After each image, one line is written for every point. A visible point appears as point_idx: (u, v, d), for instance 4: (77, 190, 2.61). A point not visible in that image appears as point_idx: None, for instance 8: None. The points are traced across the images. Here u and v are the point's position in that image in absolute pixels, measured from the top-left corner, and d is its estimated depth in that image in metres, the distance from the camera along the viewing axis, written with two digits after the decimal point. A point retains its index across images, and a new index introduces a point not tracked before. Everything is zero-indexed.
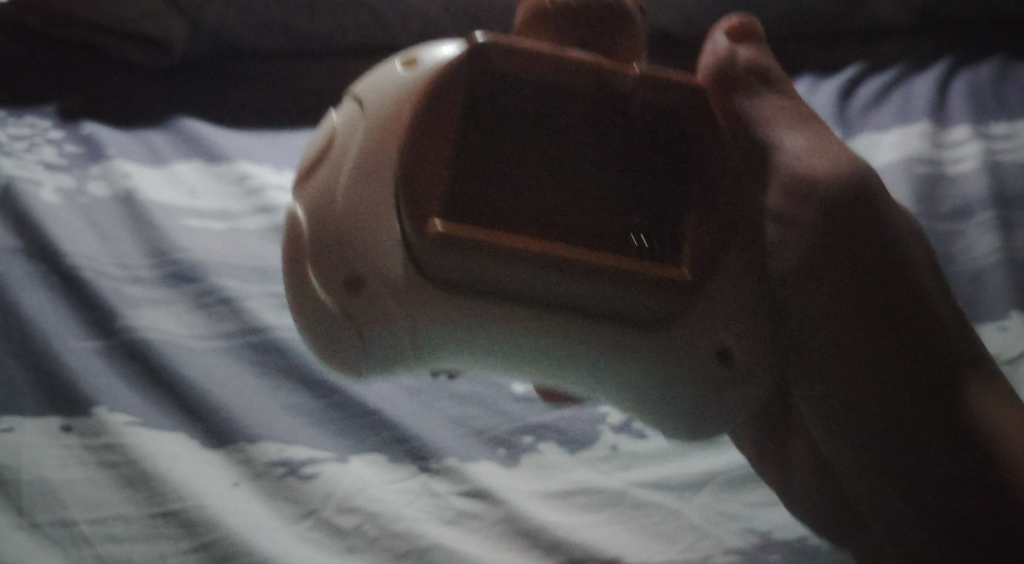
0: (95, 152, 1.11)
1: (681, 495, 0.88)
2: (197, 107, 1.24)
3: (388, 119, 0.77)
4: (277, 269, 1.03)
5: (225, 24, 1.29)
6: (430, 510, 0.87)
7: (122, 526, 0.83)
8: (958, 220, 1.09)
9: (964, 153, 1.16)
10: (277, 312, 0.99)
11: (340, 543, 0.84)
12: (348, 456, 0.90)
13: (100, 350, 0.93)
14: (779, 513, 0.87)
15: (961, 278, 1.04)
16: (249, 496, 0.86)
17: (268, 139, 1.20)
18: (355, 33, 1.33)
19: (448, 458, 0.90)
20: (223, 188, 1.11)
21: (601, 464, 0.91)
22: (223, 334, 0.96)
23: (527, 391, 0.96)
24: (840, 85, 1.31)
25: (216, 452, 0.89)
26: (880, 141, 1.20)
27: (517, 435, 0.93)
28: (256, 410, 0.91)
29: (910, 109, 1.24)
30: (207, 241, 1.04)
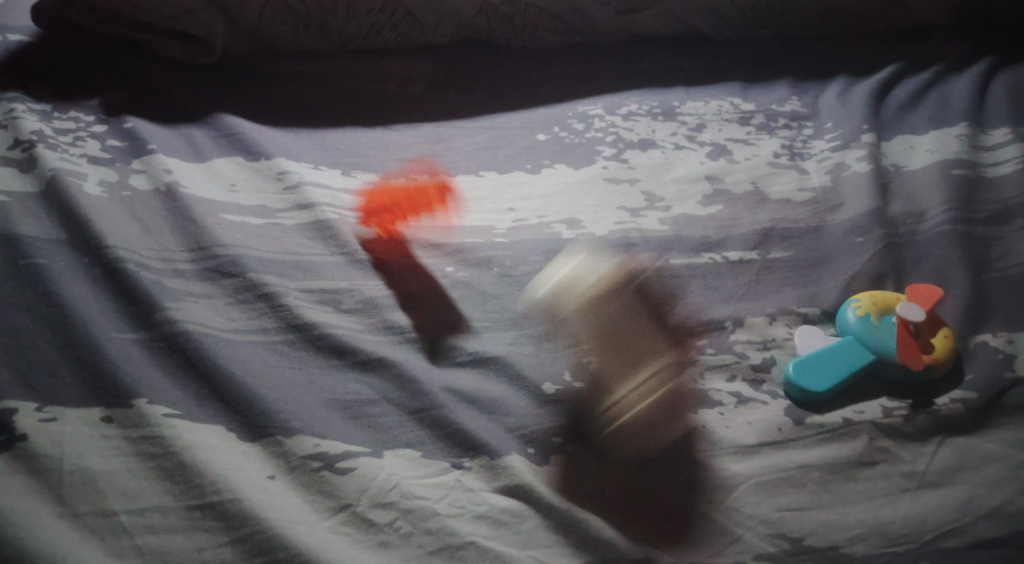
0: (136, 147, 1.13)
1: (711, 498, 0.89)
2: (237, 102, 1.26)
3: None
4: (313, 264, 1.05)
5: (263, 20, 1.32)
6: (463, 506, 0.88)
7: (161, 517, 0.85)
8: (995, 226, 1.13)
9: (1003, 158, 1.22)
10: (315, 308, 1.01)
11: (374, 538, 0.86)
12: (382, 450, 0.91)
13: (141, 342, 0.95)
14: (810, 518, 0.88)
15: (994, 284, 1.06)
16: (285, 488, 0.88)
17: (304, 135, 1.23)
18: (391, 31, 1.37)
19: (480, 455, 0.91)
20: (262, 183, 1.13)
21: (631, 465, 0.92)
22: (261, 328, 0.98)
23: (557, 391, 0.96)
24: (879, 84, 1.35)
25: (251, 445, 0.90)
26: (915, 145, 1.25)
27: (547, 434, 0.93)
28: (293, 403, 0.93)
29: (946, 111, 1.30)
30: (246, 236, 1.06)
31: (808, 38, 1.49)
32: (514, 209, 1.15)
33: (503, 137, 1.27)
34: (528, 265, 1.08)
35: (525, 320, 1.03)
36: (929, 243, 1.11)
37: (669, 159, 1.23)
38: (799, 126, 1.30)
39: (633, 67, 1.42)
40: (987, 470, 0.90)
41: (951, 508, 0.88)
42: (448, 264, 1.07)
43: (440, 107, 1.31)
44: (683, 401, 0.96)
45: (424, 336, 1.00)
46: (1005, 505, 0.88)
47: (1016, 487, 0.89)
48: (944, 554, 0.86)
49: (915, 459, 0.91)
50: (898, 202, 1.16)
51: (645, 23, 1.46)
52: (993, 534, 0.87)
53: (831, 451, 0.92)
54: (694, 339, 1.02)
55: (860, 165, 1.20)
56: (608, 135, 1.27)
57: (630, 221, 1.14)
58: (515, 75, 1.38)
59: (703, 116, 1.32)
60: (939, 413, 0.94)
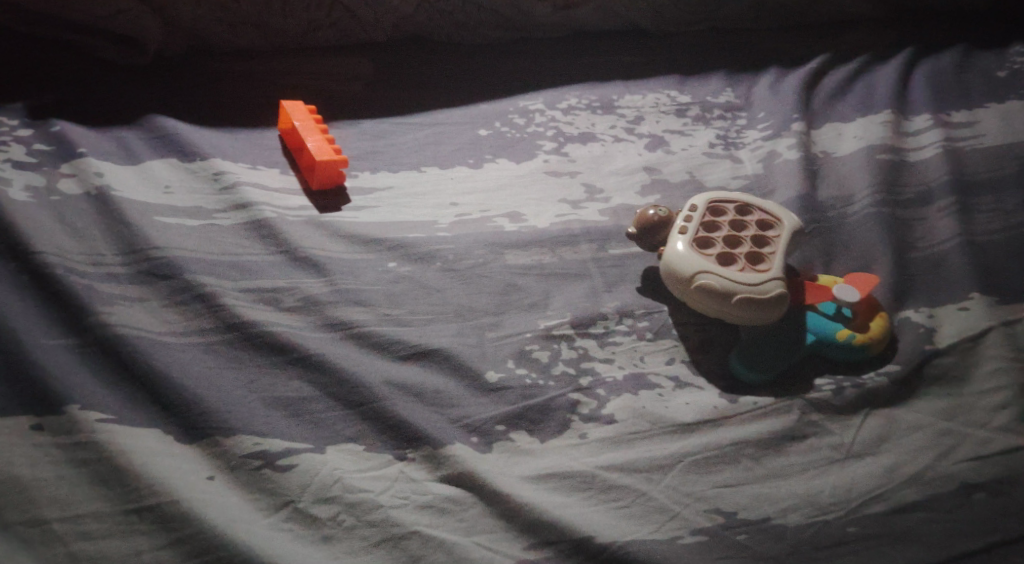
0: (66, 151, 1.12)
1: (649, 478, 0.90)
2: (169, 104, 1.25)
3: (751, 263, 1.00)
4: (250, 263, 1.05)
5: (197, 21, 1.32)
6: (406, 496, 0.89)
7: (96, 523, 0.84)
8: (920, 207, 1.16)
9: (926, 142, 1.25)
10: (252, 307, 1.00)
11: (315, 532, 0.86)
12: (324, 446, 0.91)
13: (72, 347, 0.93)
14: (745, 493, 0.89)
15: (921, 262, 1.09)
16: (226, 488, 0.87)
17: (240, 135, 1.23)
18: (330, 29, 1.38)
19: (424, 446, 0.91)
20: (197, 184, 1.12)
21: (571, 450, 0.92)
22: (198, 330, 0.97)
23: (499, 379, 0.97)
24: (811, 73, 1.38)
25: (189, 446, 0.89)
26: (844, 131, 1.28)
27: (489, 423, 0.94)
28: (232, 404, 0.92)
29: (873, 98, 1.34)
30: (181, 238, 1.05)
31: (739, 32, 1.52)
32: (457, 204, 1.16)
33: (444, 133, 1.28)
34: (470, 259, 1.09)
35: (467, 313, 1.03)
36: (858, 224, 1.13)
37: (609, 151, 1.26)
38: (734, 117, 1.33)
39: (572, 59, 1.44)
40: (912, 438, 0.92)
41: (876, 477, 0.90)
42: (390, 259, 1.08)
43: (378, 104, 1.32)
44: (622, 385, 0.98)
45: (377, 329, 1.00)
46: (927, 471, 0.90)
47: (938, 454, 0.91)
48: (871, 521, 0.87)
49: (843, 431, 0.93)
50: (827, 187, 1.19)
51: (585, 17, 1.47)
52: (916, 499, 0.88)
53: (765, 427, 0.93)
54: (633, 325, 1.03)
55: (790, 153, 1.23)
56: (549, 129, 1.29)
57: (570, 212, 1.16)
58: (455, 71, 1.39)
59: (642, 109, 1.34)
60: (866, 385, 0.96)
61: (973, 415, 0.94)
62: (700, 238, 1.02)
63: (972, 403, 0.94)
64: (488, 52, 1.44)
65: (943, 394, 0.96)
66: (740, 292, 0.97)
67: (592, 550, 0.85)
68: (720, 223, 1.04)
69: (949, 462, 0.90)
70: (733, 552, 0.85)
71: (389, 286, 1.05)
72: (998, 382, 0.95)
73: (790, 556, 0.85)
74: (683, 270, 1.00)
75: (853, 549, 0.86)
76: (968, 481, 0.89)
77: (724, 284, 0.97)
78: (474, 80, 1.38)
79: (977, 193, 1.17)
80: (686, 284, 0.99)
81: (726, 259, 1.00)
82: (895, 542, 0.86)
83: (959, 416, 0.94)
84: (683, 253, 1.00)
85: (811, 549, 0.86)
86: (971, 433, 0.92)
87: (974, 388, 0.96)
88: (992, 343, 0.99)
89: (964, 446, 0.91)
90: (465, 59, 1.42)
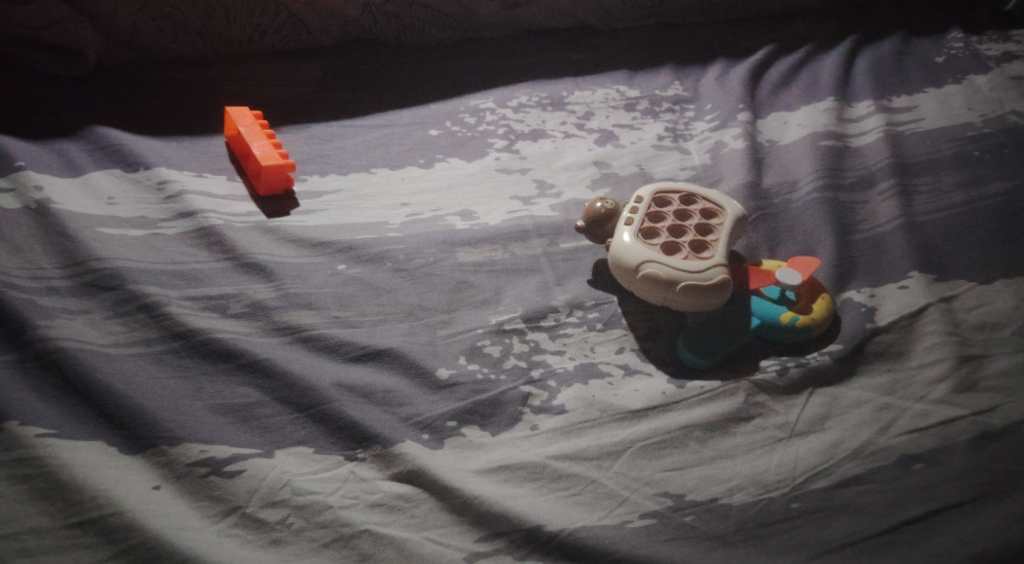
0: (4, 165, 1.11)
1: (599, 465, 0.91)
2: (111, 113, 1.24)
3: (696, 251, 1.01)
4: (197, 271, 1.04)
5: (138, 29, 1.31)
6: (356, 496, 0.88)
7: (37, 539, 0.83)
8: (862, 190, 1.18)
9: (867, 127, 1.27)
10: (200, 315, 1.00)
11: (264, 537, 0.86)
12: (273, 450, 0.91)
13: (12, 364, 0.92)
14: (692, 475, 0.90)
15: (863, 244, 1.10)
16: (172, 497, 0.87)
17: (185, 143, 1.22)
18: (275, 34, 1.38)
19: (374, 446, 0.91)
20: (141, 194, 1.12)
21: (521, 442, 0.93)
22: (144, 340, 0.97)
23: (451, 376, 0.98)
24: (755, 63, 1.40)
25: (134, 457, 0.89)
26: (789, 120, 1.30)
27: (441, 419, 0.94)
28: (179, 412, 0.92)
29: (816, 87, 1.36)
30: (124, 248, 1.04)
31: (687, 26, 1.54)
32: (407, 204, 1.16)
33: (395, 134, 1.28)
34: (422, 258, 1.09)
35: (418, 312, 1.03)
36: (802, 210, 1.15)
37: (559, 147, 1.27)
38: (681, 109, 1.35)
39: (522, 57, 1.45)
40: (853, 414, 0.94)
41: (820, 452, 0.91)
42: (339, 261, 1.08)
43: (326, 108, 1.32)
44: (572, 376, 0.98)
45: (330, 332, 1.00)
46: (867, 445, 0.91)
47: (878, 427, 0.92)
48: (815, 495, 0.89)
49: (788, 411, 0.95)
50: (772, 174, 1.21)
51: (532, 16, 1.48)
52: (857, 472, 0.90)
53: (712, 410, 0.94)
54: (583, 317, 1.04)
55: (736, 142, 1.24)
56: (500, 128, 1.30)
57: (521, 209, 1.16)
58: (403, 72, 1.39)
59: (591, 105, 1.35)
60: (809, 364, 0.97)
61: (913, 388, 0.95)
62: (645, 228, 1.03)
63: (911, 377, 0.96)
64: (437, 52, 1.44)
65: (884, 370, 0.97)
66: (684, 281, 0.98)
67: (541, 539, 0.86)
68: (666, 213, 1.05)
69: (888, 435, 0.92)
70: (682, 533, 0.86)
71: (342, 289, 1.05)
72: (936, 355, 0.97)
73: (737, 535, 0.86)
74: (628, 261, 1.01)
75: (798, 524, 0.87)
76: (907, 452, 0.91)
77: (668, 272, 0.99)
78: (423, 81, 1.38)
79: (917, 175, 1.19)
80: (632, 274, 1.00)
81: (671, 248, 1.01)
82: (838, 515, 0.87)
83: (899, 390, 0.95)
84: (628, 244, 1.01)
85: (757, 526, 0.87)
86: (911, 406, 0.94)
87: (913, 363, 0.97)
88: (931, 319, 1.01)
89: (903, 418, 0.93)
90: (414, 60, 1.42)
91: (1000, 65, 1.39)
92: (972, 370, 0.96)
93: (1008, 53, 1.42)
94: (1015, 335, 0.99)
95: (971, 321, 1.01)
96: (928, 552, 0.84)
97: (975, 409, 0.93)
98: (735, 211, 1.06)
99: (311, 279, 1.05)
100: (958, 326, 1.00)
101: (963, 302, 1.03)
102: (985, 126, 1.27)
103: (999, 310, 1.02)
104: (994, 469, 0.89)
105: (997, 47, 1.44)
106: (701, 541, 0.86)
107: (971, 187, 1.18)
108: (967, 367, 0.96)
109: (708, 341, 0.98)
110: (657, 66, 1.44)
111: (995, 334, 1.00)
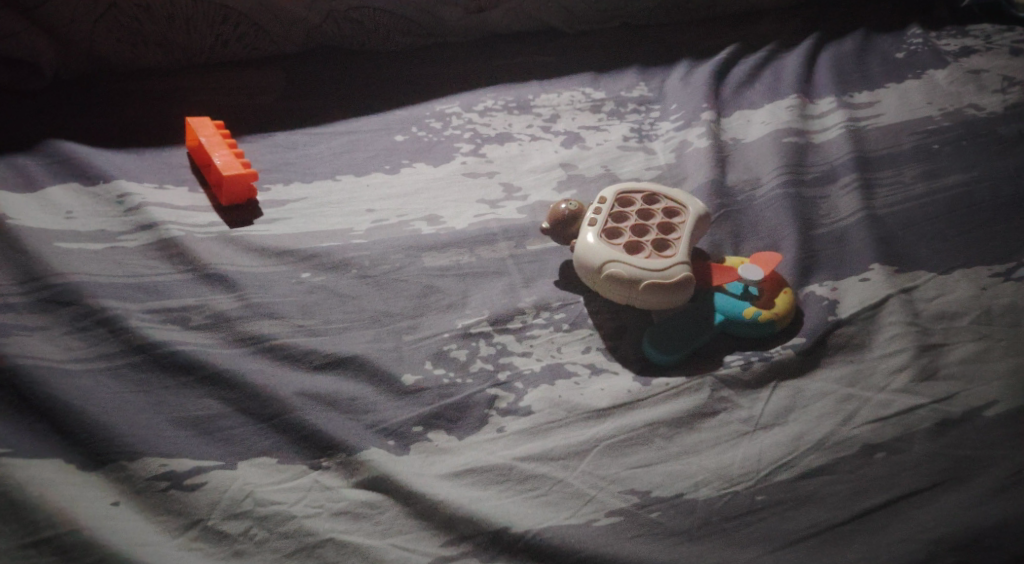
0: None
1: (566, 465, 0.90)
2: (68, 126, 1.22)
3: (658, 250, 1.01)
4: (157, 284, 1.03)
5: (95, 41, 1.30)
6: (320, 504, 0.88)
7: None
8: (824, 185, 1.18)
9: (829, 124, 1.28)
10: (161, 327, 0.99)
11: (226, 549, 0.85)
12: (236, 462, 0.90)
13: None
14: (658, 471, 0.90)
15: (825, 238, 1.11)
16: (131, 513, 0.86)
17: (146, 154, 1.20)
18: (237, 43, 1.37)
19: (339, 454, 0.91)
20: (100, 207, 1.10)
21: (488, 444, 0.92)
22: (104, 355, 0.95)
23: (417, 381, 0.97)
24: (718, 63, 1.40)
25: (92, 473, 0.87)
26: (752, 118, 1.30)
27: (407, 425, 0.94)
28: (139, 426, 0.91)
29: (780, 84, 1.36)
30: (83, 263, 1.03)
31: (652, 28, 1.54)
32: (373, 210, 1.16)
33: (360, 141, 1.27)
34: (387, 264, 1.08)
35: (384, 318, 1.03)
36: (766, 206, 1.15)
37: (526, 150, 1.27)
38: (647, 110, 1.35)
39: (487, 61, 1.44)
40: (816, 406, 0.94)
41: (784, 445, 0.91)
42: (303, 270, 1.07)
43: (289, 116, 1.31)
44: (539, 377, 0.98)
45: (297, 341, 0.99)
46: (830, 436, 0.92)
47: (840, 418, 0.93)
48: (779, 487, 0.89)
49: (752, 405, 0.95)
50: (736, 172, 1.21)
51: (497, 20, 1.48)
52: (820, 463, 0.90)
53: (678, 406, 0.94)
54: (550, 318, 1.03)
55: (700, 141, 1.25)
56: (466, 132, 1.29)
57: (488, 212, 1.16)
58: (368, 78, 1.39)
59: (557, 107, 1.35)
60: (773, 358, 0.97)
61: (875, 378, 0.96)
62: (608, 227, 1.03)
63: (873, 367, 0.96)
64: (403, 57, 1.44)
65: (846, 362, 0.98)
66: (647, 279, 0.98)
67: (507, 540, 0.85)
68: (628, 212, 1.05)
69: (851, 425, 0.92)
70: (648, 530, 0.86)
71: (307, 298, 1.04)
72: (896, 346, 0.98)
73: (702, 530, 0.86)
74: (592, 261, 1.00)
75: (762, 516, 0.87)
76: (869, 442, 0.91)
77: (632, 272, 0.98)
78: (388, 87, 1.38)
79: (878, 169, 1.20)
80: (596, 274, 1.00)
81: (634, 247, 1.01)
82: (802, 507, 0.87)
83: (862, 381, 0.95)
84: (592, 244, 1.01)
85: (722, 520, 0.87)
86: (873, 396, 0.94)
87: (876, 353, 0.98)
88: (891, 311, 1.01)
89: (865, 409, 0.93)
90: (379, 66, 1.41)
91: (958, 60, 1.39)
92: (931, 359, 0.97)
93: (965, 48, 1.42)
94: (974, 323, 1.00)
95: (931, 310, 1.01)
96: (888, 540, 0.84)
97: (935, 397, 0.93)
98: (696, 209, 1.06)
99: (275, 288, 1.04)
100: (918, 316, 1.01)
101: (923, 292, 1.03)
102: (944, 119, 1.28)
103: (958, 299, 1.03)
104: (953, 456, 0.90)
105: (955, 42, 1.45)
106: (668, 537, 0.86)
107: (930, 179, 1.18)
108: (927, 356, 0.97)
109: (672, 338, 0.98)
110: (623, 67, 1.44)
111: (955, 323, 1.00)
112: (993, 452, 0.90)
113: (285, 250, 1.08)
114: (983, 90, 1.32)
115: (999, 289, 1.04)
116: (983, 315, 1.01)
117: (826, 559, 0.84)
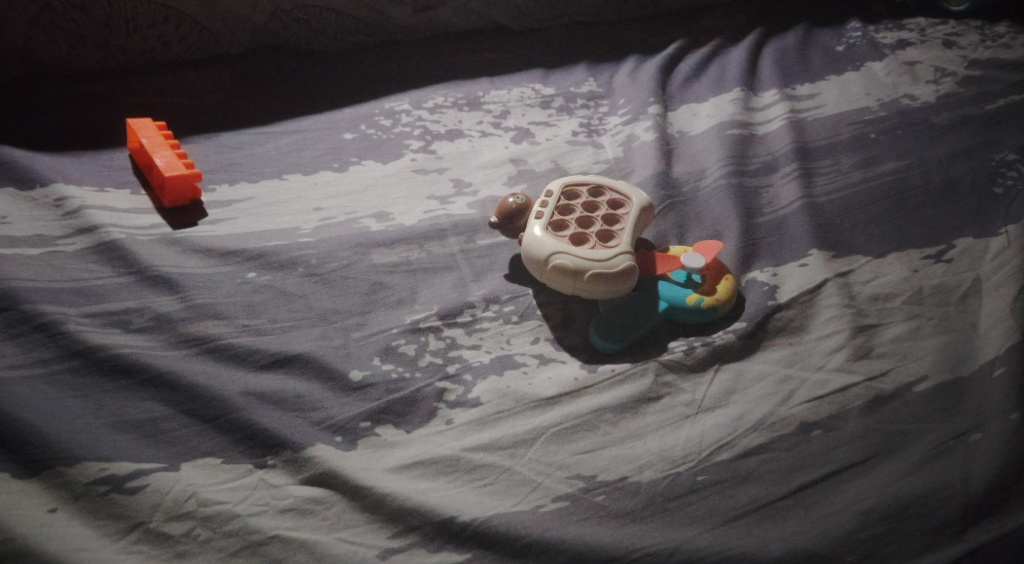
0: None
1: (513, 453, 0.91)
2: (6, 130, 1.21)
3: (603, 241, 1.02)
4: (98, 287, 1.02)
5: (30, 42, 1.29)
6: (265, 503, 0.87)
7: None
8: (766, 174, 1.20)
9: (772, 116, 1.29)
10: (102, 331, 0.98)
11: (169, 551, 0.84)
12: (178, 463, 0.89)
13: None
14: (604, 456, 0.91)
15: (767, 225, 1.12)
16: (71, 518, 0.85)
17: (87, 157, 1.19)
18: (180, 43, 1.36)
19: (284, 451, 0.90)
20: (38, 212, 1.09)
21: (436, 436, 0.93)
22: (42, 360, 0.94)
23: (366, 377, 0.97)
24: (664, 58, 1.41)
25: (29, 481, 0.86)
26: (698, 111, 1.32)
27: (356, 421, 0.94)
28: (79, 431, 0.89)
29: (724, 78, 1.38)
30: (20, 268, 1.01)
31: (599, 24, 1.55)
32: (320, 208, 1.15)
33: (308, 139, 1.27)
34: (335, 262, 1.08)
35: (332, 316, 1.03)
36: (711, 196, 1.17)
37: (476, 146, 1.27)
38: (595, 105, 1.36)
39: (437, 59, 1.44)
40: (757, 388, 0.95)
41: (726, 426, 0.92)
42: (249, 269, 1.06)
43: (235, 116, 1.30)
44: (488, 369, 0.98)
45: (244, 341, 0.99)
46: (770, 416, 0.93)
47: (781, 398, 0.94)
48: (721, 467, 0.90)
49: (695, 388, 0.96)
50: (681, 164, 1.22)
51: (444, 18, 1.48)
52: (760, 443, 0.91)
53: (624, 392, 0.95)
54: (499, 310, 1.04)
55: (646, 134, 1.26)
56: (415, 129, 1.29)
57: (437, 208, 1.16)
58: (315, 78, 1.38)
59: (507, 103, 1.35)
60: (716, 343, 0.98)
61: (814, 359, 0.97)
62: (554, 220, 1.04)
63: (813, 349, 0.98)
64: (350, 56, 1.43)
65: (786, 344, 0.99)
66: (592, 270, 0.99)
67: (453, 529, 0.85)
68: (574, 205, 1.06)
69: (790, 405, 0.93)
70: (594, 514, 0.87)
71: (255, 298, 1.03)
72: (835, 328, 0.99)
73: (646, 511, 0.87)
74: (538, 253, 1.01)
75: (704, 496, 0.88)
76: (808, 420, 0.92)
77: (577, 262, 0.99)
78: (335, 87, 1.37)
79: (818, 158, 1.22)
80: (542, 266, 1.01)
81: (579, 239, 1.02)
82: (742, 485, 0.88)
83: (801, 362, 0.97)
84: (538, 237, 1.02)
85: (666, 501, 0.88)
86: (811, 377, 0.95)
87: (815, 336, 0.99)
88: (830, 294, 1.03)
89: (804, 389, 0.95)
90: (326, 66, 1.40)
91: (894, 52, 1.42)
92: (867, 339, 0.98)
93: (901, 41, 1.45)
94: (908, 304, 1.02)
95: (867, 293, 1.03)
96: (826, 515, 0.86)
97: (870, 375, 0.95)
98: (640, 199, 1.07)
99: (221, 288, 1.04)
100: (854, 298, 1.02)
101: (860, 276, 1.05)
102: (881, 109, 1.30)
103: (892, 281, 1.04)
104: (886, 430, 0.91)
105: (892, 35, 1.47)
106: (613, 520, 0.87)
107: (866, 167, 1.20)
108: (863, 337, 0.98)
109: (617, 327, 0.99)
110: (571, 63, 1.45)
111: (889, 303, 1.02)
112: (926, 425, 0.91)
113: (231, 249, 1.08)
114: (919, 81, 1.34)
115: (931, 270, 1.06)
116: (916, 296, 1.03)
117: (767, 535, 0.85)
